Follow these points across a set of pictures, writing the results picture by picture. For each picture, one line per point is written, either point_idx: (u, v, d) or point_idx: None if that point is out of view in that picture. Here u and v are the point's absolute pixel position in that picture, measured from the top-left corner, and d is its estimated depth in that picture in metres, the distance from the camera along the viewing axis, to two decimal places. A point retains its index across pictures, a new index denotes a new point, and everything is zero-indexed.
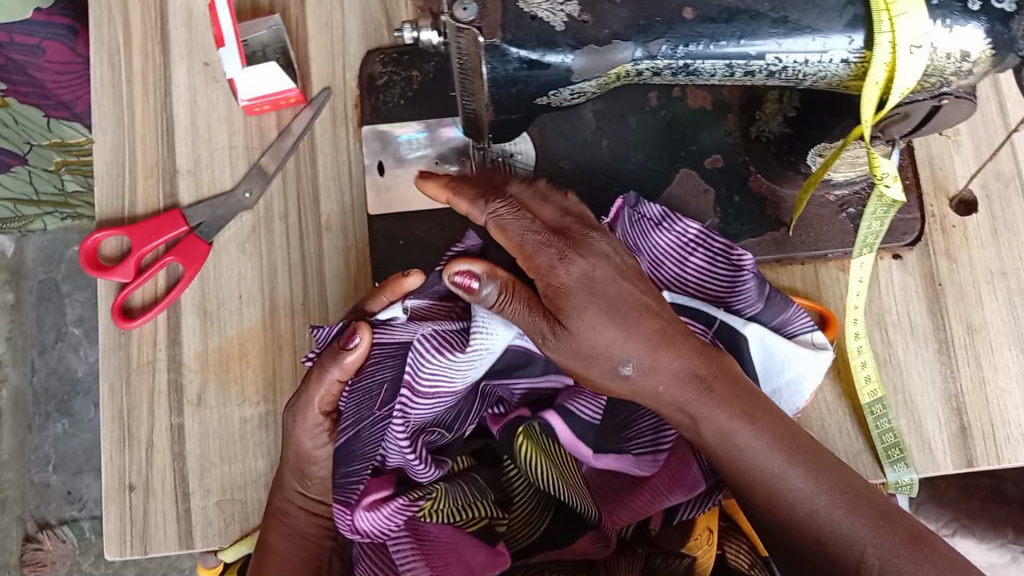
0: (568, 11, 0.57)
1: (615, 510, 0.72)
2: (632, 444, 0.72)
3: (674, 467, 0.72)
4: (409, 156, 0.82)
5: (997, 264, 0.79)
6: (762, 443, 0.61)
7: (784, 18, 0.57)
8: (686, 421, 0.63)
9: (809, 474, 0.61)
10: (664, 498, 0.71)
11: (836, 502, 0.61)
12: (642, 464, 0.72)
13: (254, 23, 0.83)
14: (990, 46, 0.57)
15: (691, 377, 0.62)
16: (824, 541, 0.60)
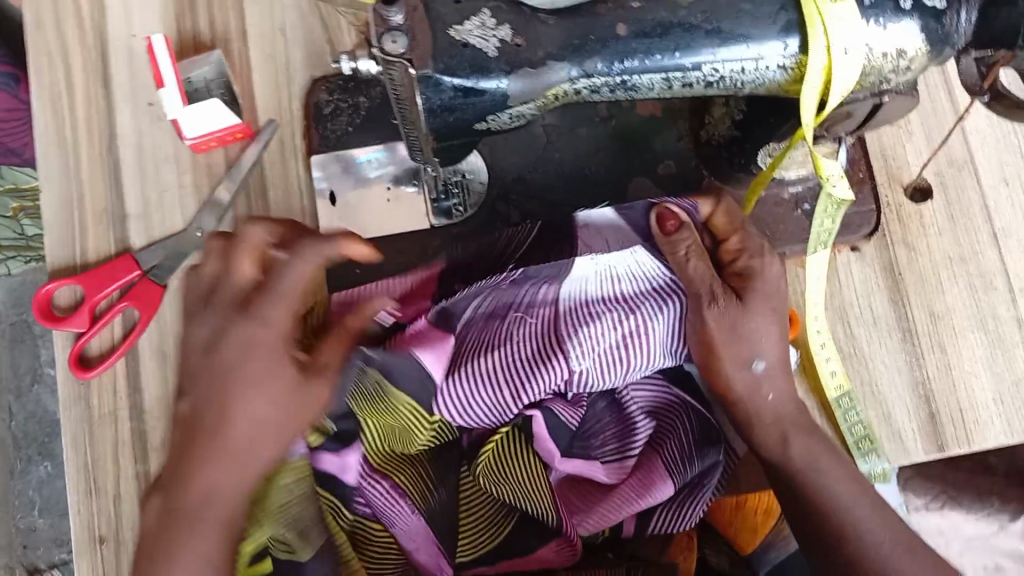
0: (499, 36, 0.56)
1: (586, 519, 0.71)
2: (597, 452, 0.72)
3: (642, 472, 0.70)
4: (372, 176, 0.81)
5: (955, 250, 0.79)
6: (836, 482, 0.65)
7: (717, 28, 0.56)
8: (777, 440, 0.66)
9: (877, 515, 0.64)
10: (634, 506, 0.70)
11: (896, 544, 0.64)
12: (611, 473, 0.71)
13: (196, 61, 0.82)
14: (924, 43, 0.57)
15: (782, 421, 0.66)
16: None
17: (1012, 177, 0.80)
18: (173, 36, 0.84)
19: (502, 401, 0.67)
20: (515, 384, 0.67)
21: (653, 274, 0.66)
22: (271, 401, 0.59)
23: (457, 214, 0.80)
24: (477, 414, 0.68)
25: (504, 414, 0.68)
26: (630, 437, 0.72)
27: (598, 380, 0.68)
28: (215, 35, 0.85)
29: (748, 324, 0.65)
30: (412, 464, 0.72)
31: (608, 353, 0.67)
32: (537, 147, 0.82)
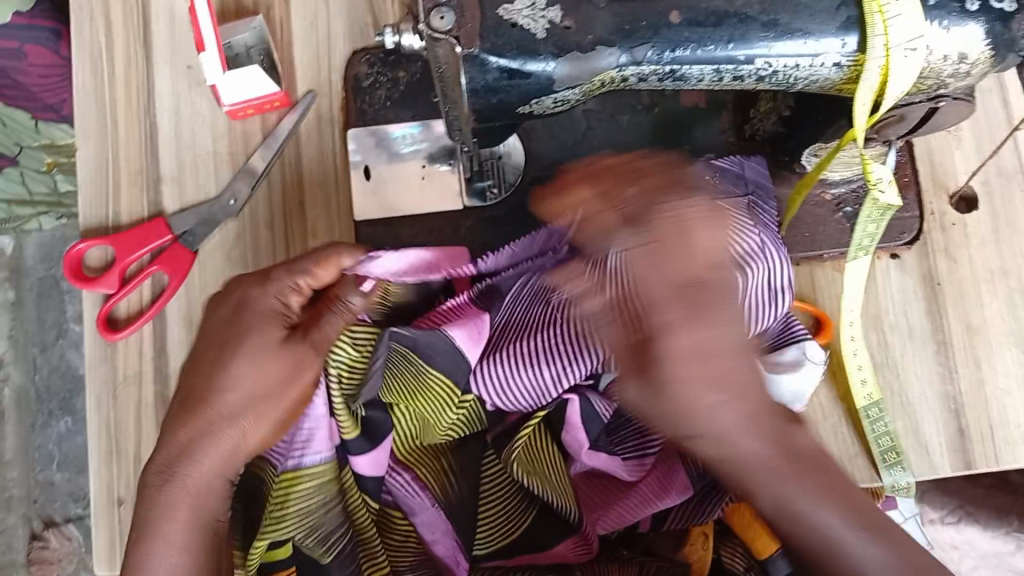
0: (549, 17, 0.55)
1: (602, 517, 0.70)
2: (618, 448, 0.70)
3: (661, 472, 0.70)
4: (404, 151, 0.80)
5: (998, 263, 0.77)
6: (828, 518, 0.55)
7: (773, 21, 0.55)
8: (740, 488, 0.56)
9: (875, 547, 0.55)
10: (651, 505, 0.69)
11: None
12: (630, 471, 0.70)
13: (237, 25, 0.82)
14: (989, 47, 0.55)
15: (761, 461, 0.54)
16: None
17: None
18: (215, 1, 0.84)
19: (544, 378, 0.65)
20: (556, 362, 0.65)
21: (750, 241, 0.64)
22: (256, 376, 0.61)
23: (490, 196, 0.79)
24: (518, 395, 0.66)
25: (548, 392, 0.66)
26: (649, 435, 0.70)
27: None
28: (258, 2, 0.84)
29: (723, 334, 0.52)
30: (438, 457, 0.70)
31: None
32: (575, 134, 0.80)
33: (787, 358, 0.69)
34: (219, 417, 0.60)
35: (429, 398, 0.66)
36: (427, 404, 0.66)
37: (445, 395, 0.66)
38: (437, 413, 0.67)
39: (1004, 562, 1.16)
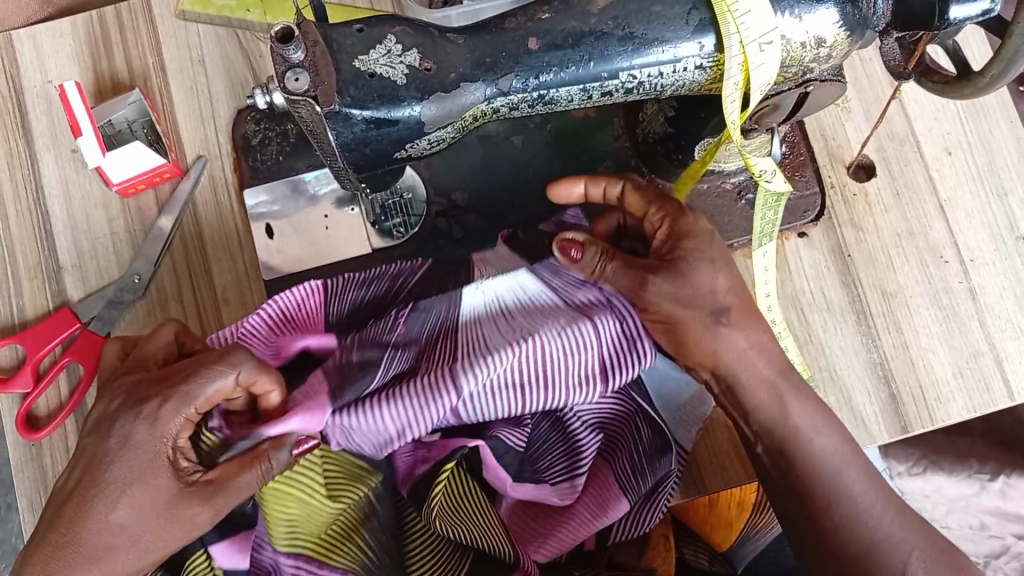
0: (407, 62, 0.54)
1: (543, 545, 0.71)
2: (547, 474, 0.71)
3: (595, 491, 0.71)
4: (320, 193, 0.79)
5: (903, 226, 0.78)
6: (831, 443, 0.63)
7: (629, 34, 0.55)
8: (764, 402, 0.62)
9: (867, 478, 0.63)
10: (590, 526, 0.70)
11: (887, 505, 0.62)
12: (563, 496, 0.71)
13: (113, 103, 0.80)
14: (843, 29, 0.55)
15: (773, 377, 0.63)
16: (872, 547, 0.61)
17: (954, 147, 0.80)
18: (90, 81, 0.82)
19: (377, 416, 0.63)
20: (400, 416, 0.63)
21: (584, 296, 0.67)
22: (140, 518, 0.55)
23: (398, 234, 0.78)
24: (359, 442, 0.65)
25: (390, 441, 0.65)
26: (576, 456, 0.70)
27: (492, 406, 0.65)
28: (135, 75, 0.82)
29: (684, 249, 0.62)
30: (353, 535, 0.66)
31: (504, 380, 0.64)
32: (473, 161, 0.80)
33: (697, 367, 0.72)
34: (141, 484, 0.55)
35: (338, 489, 0.65)
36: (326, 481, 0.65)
37: (351, 488, 0.66)
38: (325, 501, 0.65)
39: (971, 504, 1.15)
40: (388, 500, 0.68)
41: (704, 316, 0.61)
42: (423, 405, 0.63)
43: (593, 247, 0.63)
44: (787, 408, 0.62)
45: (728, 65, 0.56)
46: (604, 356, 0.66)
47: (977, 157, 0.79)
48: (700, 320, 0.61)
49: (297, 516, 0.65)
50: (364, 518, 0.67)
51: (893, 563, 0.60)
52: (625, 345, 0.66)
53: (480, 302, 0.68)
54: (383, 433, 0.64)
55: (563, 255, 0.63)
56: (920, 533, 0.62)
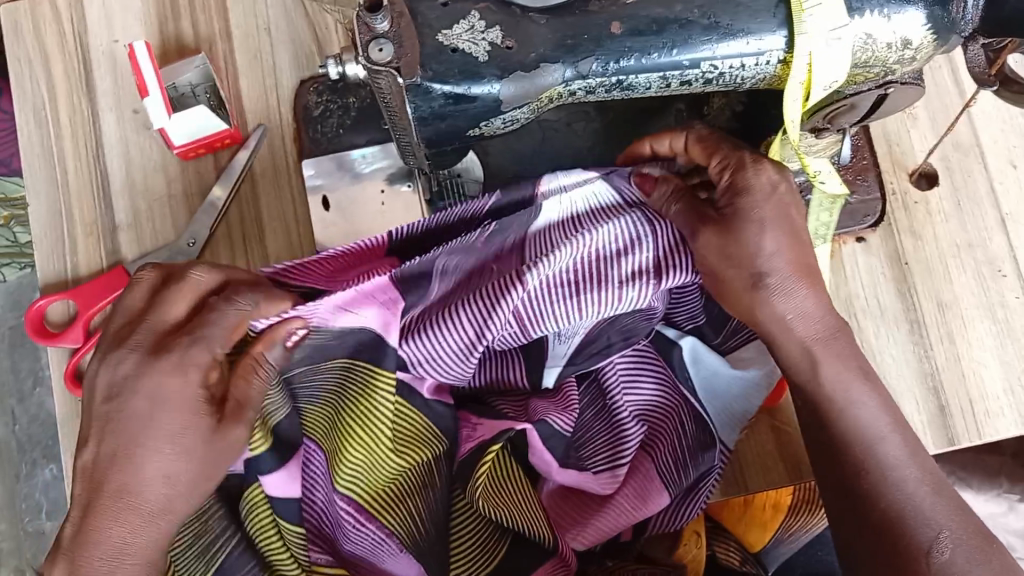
0: (490, 39, 0.54)
1: (581, 531, 0.71)
2: (589, 461, 0.71)
3: (637, 482, 0.70)
4: (365, 172, 0.79)
5: (962, 237, 0.77)
6: (870, 414, 0.62)
7: (714, 24, 0.55)
8: (806, 368, 0.61)
9: (907, 452, 0.61)
10: (631, 516, 0.70)
11: (923, 481, 0.61)
12: (606, 483, 0.71)
13: (181, 64, 0.81)
14: (930, 31, 0.55)
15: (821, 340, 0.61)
16: (902, 519, 0.59)
17: (1019, 161, 0.79)
18: (155, 43, 0.83)
19: (448, 326, 0.62)
20: (472, 323, 0.62)
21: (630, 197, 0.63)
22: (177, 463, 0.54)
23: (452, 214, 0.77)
24: (444, 362, 0.64)
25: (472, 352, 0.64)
26: (621, 445, 0.71)
27: (554, 307, 0.64)
28: (200, 40, 0.83)
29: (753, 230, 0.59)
30: (406, 501, 0.67)
31: (557, 285, 0.63)
32: (531, 143, 0.78)
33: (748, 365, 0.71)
34: (174, 438, 0.54)
35: (404, 445, 0.65)
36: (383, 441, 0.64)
37: (414, 449, 0.66)
38: (390, 455, 0.65)
39: (998, 524, 1.13)
40: (443, 477, 0.68)
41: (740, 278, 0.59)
42: (489, 314, 0.61)
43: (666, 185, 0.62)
44: (844, 409, 0.61)
45: (795, 67, 0.55)
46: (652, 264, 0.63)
47: None
48: (740, 281, 0.59)
49: (359, 468, 0.64)
50: (420, 484, 0.67)
51: (922, 536, 0.58)
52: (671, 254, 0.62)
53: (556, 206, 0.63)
54: (460, 346, 0.63)
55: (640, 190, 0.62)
56: (956, 517, 0.60)
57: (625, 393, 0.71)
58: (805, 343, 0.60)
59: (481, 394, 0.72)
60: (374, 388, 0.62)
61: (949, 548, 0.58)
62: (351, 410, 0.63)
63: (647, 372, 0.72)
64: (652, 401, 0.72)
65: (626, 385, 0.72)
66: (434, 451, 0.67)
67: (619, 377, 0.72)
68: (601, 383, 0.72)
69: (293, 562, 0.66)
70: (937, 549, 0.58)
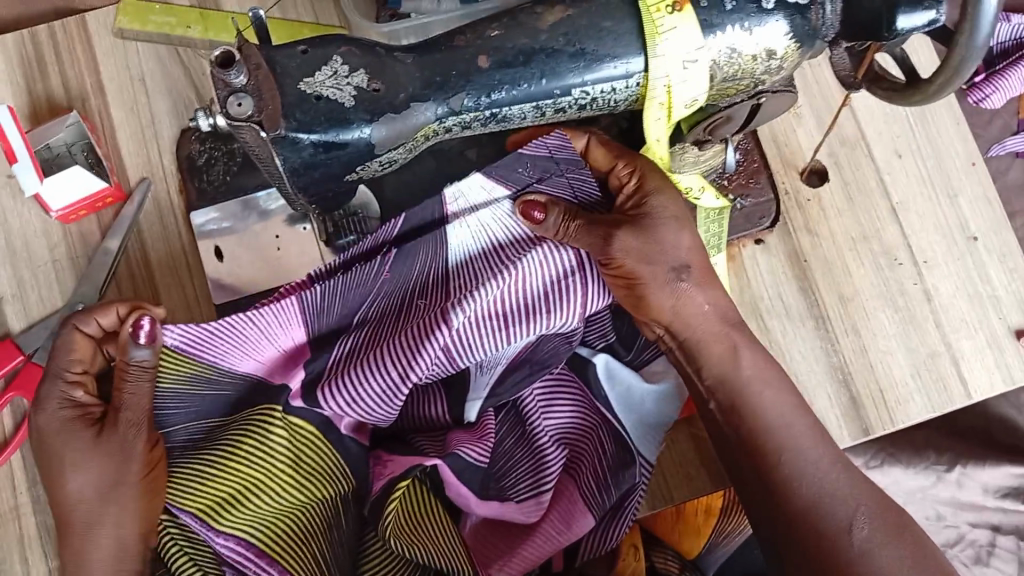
0: (355, 83, 0.53)
1: (507, 562, 0.68)
2: (512, 490, 0.69)
3: (561, 507, 0.69)
4: (272, 208, 0.76)
5: (857, 230, 0.79)
6: (777, 401, 0.64)
7: (581, 50, 0.54)
8: (720, 360, 0.65)
9: (814, 437, 0.63)
10: (556, 541, 0.68)
11: (833, 464, 0.62)
12: (526, 509, 0.69)
13: (52, 125, 0.77)
14: (793, 40, 0.55)
15: (722, 340, 0.65)
16: (818, 501, 0.61)
17: (903, 150, 0.81)
18: (24, 103, 0.79)
19: (368, 370, 0.62)
20: (400, 367, 0.62)
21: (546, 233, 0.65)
22: (95, 473, 0.61)
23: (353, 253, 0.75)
24: (366, 406, 0.64)
25: (396, 398, 0.64)
26: (543, 470, 0.70)
27: (484, 342, 0.64)
28: (72, 97, 0.80)
29: (652, 244, 0.62)
30: (311, 544, 0.64)
31: (487, 318, 0.63)
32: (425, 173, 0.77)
33: (658, 370, 0.74)
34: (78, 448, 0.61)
35: (305, 480, 0.64)
36: (282, 471, 0.63)
37: (320, 483, 0.64)
38: (289, 491, 0.63)
39: (929, 496, 1.14)
40: (348, 521, 0.66)
41: (660, 275, 0.63)
42: (420, 353, 0.62)
43: (556, 208, 0.62)
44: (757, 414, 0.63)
45: (654, 92, 0.56)
46: (570, 291, 0.65)
47: (927, 159, 0.81)
48: (660, 276, 0.63)
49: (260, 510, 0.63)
50: (326, 526, 0.65)
51: (839, 518, 0.60)
52: (584, 281, 0.65)
53: (470, 239, 0.65)
54: (386, 393, 0.63)
55: (526, 219, 0.62)
56: (867, 495, 0.62)
57: (545, 417, 0.71)
58: (715, 358, 0.65)
59: (399, 432, 0.71)
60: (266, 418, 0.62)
61: (867, 528, 0.60)
62: (240, 447, 0.62)
63: (562, 393, 0.71)
64: (568, 423, 0.71)
65: (544, 408, 0.71)
66: (340, 489, 0.66)
67: (537, 400, 0.71)
68: (520, 410, 0.71)
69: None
70: (856, 527, 0.60)
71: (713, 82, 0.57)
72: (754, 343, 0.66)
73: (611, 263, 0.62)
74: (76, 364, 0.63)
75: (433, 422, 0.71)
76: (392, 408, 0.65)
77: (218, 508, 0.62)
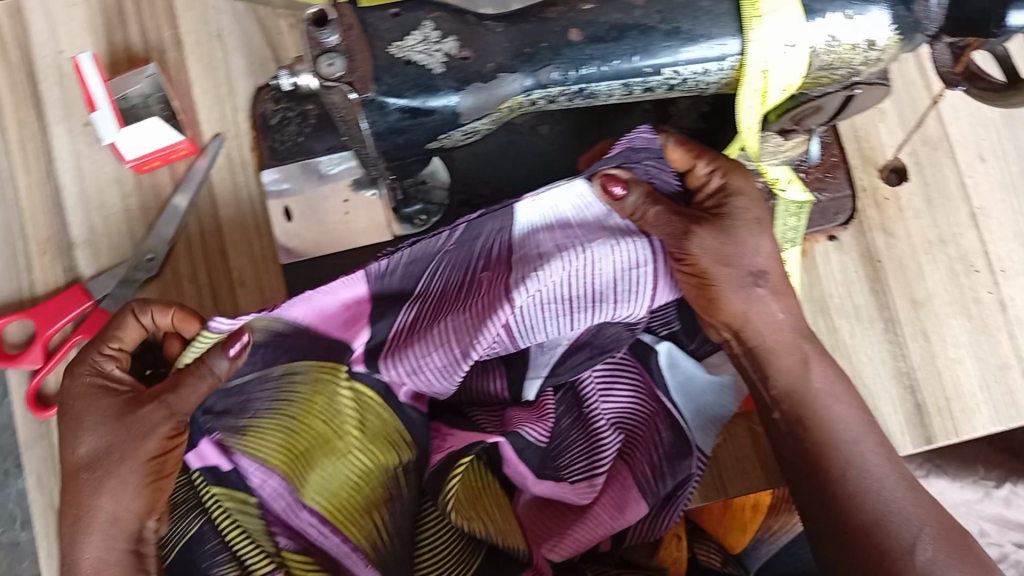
0: (445, 50, 0.53)
1: (557, 544, 0.69)
2: (566, 471, 0.69)
3: (615, 492, 0.69)
4: (331, 172, 0.75)
5: (934, 233, 0.77)
6: (845, 413, 0.63)
7: (676, 29, 0.53)
8: (788, 372, 0.64)
9: (880, 453, 0.62)
10: (608, 527, 0.68)
11: (899, 481, 0.62)
12: (581, 493, 0.69)
13: (131, 75, 0.78)
14: (895, 32, 0.54)
15: (791, 349, 0.64)
16: (883, 520, 0.60)
17: (988, 154, 0.78)
18: (104, 52, 0.80)
19: (431, 344, 0.62)
20: (464, 344, 0.62)
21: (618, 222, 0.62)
22: (108, 440, 0.58)
23: (419, 222, 0.75)
24: (425, 376, 0.64)
25: (454, 370, 0.64)
26: (598, 453, 0.69)
27: (546, 322, 0.64)
28: (151, 48, 0.80)
29: (730, 247, 0.62)
30: (370, 512, 0.65)
31: (553, 302, 0.62)
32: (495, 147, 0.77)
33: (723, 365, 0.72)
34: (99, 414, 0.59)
35: (369, 446, 0.65)
36: (349, 437, 0.65)
37: (380, 451, 0.66)
38: (355, 456, 0.65)
39: (974, 510, 1.12)
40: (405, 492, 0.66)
41: (738, 279, 0.62)
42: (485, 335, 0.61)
43: (638, 187, 0.60)
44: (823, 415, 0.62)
45: (749, 77, 0.55)
46: (637, 282, 0.64)
47: (1012, 165, 0.78)
48: (738, 278, 0.62)
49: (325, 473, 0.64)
50: (384, 497, 0.66)
51: (904, 536, 0.59)
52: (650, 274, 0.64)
53: (539, 219, 0.61)
54: (445, 365, 0.63)
55: (605, 194, 0.60)
56: (932, 514, 0.61)
57: (602, 400, 0.70)
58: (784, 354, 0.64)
59: (456, 405, 0.71)
60: (330, 376, 0.63)
61: (932, 548, 0.59)
62: (310, 411, 0.63)
63: (621, 377, 0.71)
64: (625, 408, 0.71)
65: (602, 391, 0.71)
66: (400, 459, 0.67)
67: (594, 383, 0.71)
68: (578, 391, 0.71)
69: (260, 552, 0.61)
70: (920, 548, 0.59)
71: (809, 70, 0.55)
72: (824, 355, 0.65)
73: (685, 258, 0.61)
74: (115, 340, 0.61)
75: (490, 397, 0.71)
76: (448, 379, 0.65)
77: (285, 471, 0.63)
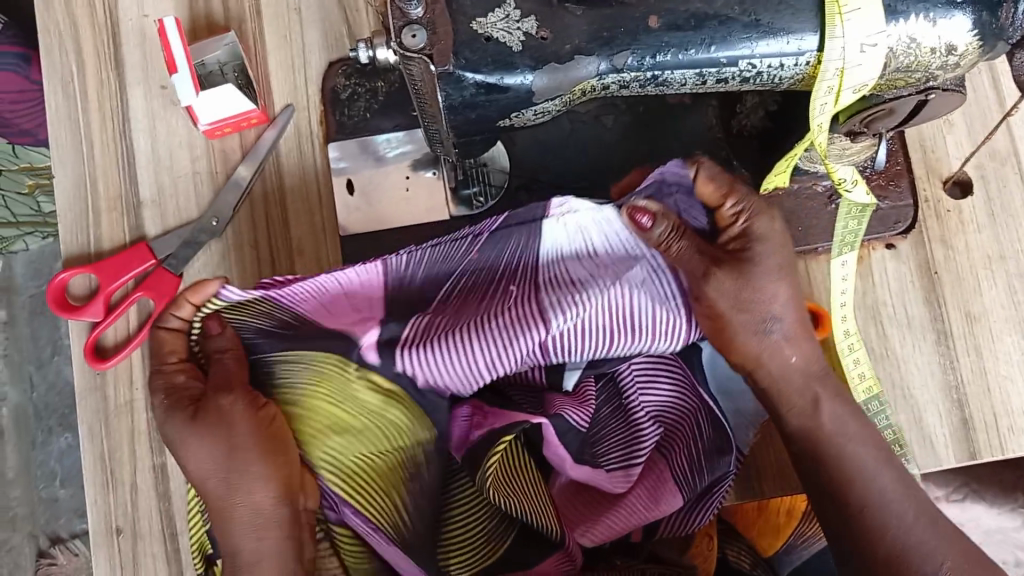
0: (525, 28, 0.53)
1: (588, 529, 0.70)
2: (603, 459, 0.70)
3: (650, 483, 0.69)
4: (389, 155, 0.78)
5: (995, 248, 0.76)
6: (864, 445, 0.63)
7: (755, 21, 0.54)
8: (804, 406, 0.64)
9: (901, 486, 0.62)
10: (640, 517, 0.69)
11: (919, 515, 0.61)
12: (615, 482, 0.70)
13: (209, 43, 0.80)
14: (976, 38, 0.53)
15: (807, 382, 0.64)
16: (903, 553, 0.60)
17: None
18: (186, 19, 0.82)
19: (446, 350, 0.63)
20: (480, 354, 0.64)
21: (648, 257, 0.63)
22: (212, 447, 0.60)
23: (477, 204, 0.76)
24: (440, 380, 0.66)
25: (470, 378, 0.66)
26: (637, 443, 0.70)
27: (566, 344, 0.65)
28: (230, 17, 0.82)
29: (750, 293, 0.62)
30: (390, 492, 0.65)
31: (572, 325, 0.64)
32: (559, 134, 0.77)
33: None
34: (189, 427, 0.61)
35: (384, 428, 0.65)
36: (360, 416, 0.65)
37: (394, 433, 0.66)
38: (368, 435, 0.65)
39: (1010, 538, 1.10)
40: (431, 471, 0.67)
41: (751, 323, 0.62)
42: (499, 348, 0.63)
43: (666, 219, 0.59)
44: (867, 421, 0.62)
45: (825, 73, 0.55)
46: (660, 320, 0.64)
47: None
48: (751, 323, 0.62)
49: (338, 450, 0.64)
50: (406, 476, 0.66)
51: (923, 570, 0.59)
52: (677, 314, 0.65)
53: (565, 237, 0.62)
54: (457, 372, 0.65)
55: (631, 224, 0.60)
56: (956, 550, 0.60)
57: (643, 393, 0.70)
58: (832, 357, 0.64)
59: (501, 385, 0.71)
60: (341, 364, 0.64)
61: None
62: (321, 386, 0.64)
63: (664, 373, 0.70)
64: (667, 403, 0.70)
65: (644, 385, 0.70)
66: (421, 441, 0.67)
67: (635, 377, 0.70)
68: (618, 383, 0.72)
69: None
70: None
71: (886, 70, 0.55)
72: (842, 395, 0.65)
73: (703, 301, 0.62)
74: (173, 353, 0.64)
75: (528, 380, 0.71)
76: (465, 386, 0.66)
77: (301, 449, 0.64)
